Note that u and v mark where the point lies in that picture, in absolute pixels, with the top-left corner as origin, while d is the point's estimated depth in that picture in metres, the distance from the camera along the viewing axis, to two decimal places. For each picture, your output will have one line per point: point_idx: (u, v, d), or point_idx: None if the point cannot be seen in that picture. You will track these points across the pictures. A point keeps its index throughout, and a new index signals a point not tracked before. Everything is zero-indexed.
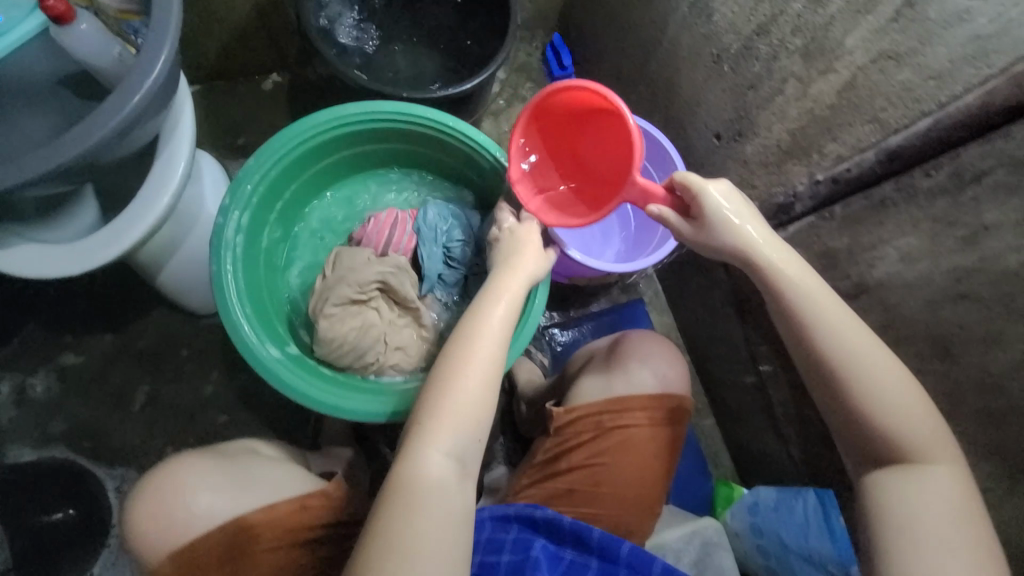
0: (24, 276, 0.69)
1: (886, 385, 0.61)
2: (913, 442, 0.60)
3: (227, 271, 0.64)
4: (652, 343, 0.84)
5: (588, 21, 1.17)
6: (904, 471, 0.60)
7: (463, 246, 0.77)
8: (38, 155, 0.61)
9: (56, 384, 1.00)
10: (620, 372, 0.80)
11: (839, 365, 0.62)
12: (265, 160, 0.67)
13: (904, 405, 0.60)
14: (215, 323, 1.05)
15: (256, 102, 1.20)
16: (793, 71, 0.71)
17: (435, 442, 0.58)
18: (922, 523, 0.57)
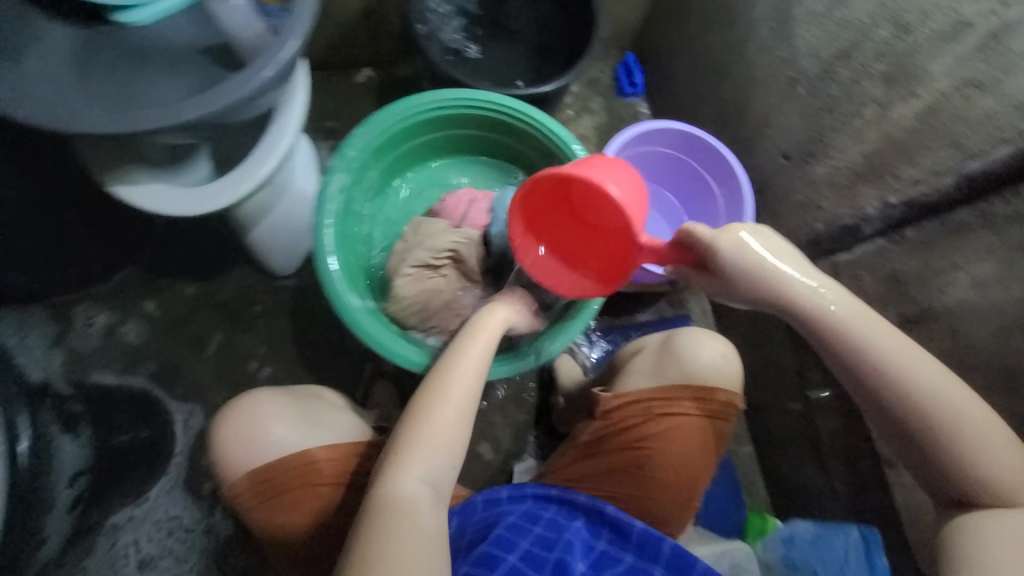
0: (148, 210, 0.77)
1: (962, 422, 0.57)
2: (1000, 479, 0.56)
3: (326, 224, 0.72)
4: (709, 338, 0.83)
5: (664, 43, 1.23)
6: (995, 514, 0.56)
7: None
8: (180, 106, 0.70)
9: (145, 321, 1.10)
10: (672, 363, 0.82)
11: (909, 403, 0.58)
12: (371, 131, 0.75)
13: (981, 445, 0.57)
14: (289, 286, 1.15)
15: (347, 93, 1.32)
16: (874, 96, 0.73)
17: (413, 463, 0.60)
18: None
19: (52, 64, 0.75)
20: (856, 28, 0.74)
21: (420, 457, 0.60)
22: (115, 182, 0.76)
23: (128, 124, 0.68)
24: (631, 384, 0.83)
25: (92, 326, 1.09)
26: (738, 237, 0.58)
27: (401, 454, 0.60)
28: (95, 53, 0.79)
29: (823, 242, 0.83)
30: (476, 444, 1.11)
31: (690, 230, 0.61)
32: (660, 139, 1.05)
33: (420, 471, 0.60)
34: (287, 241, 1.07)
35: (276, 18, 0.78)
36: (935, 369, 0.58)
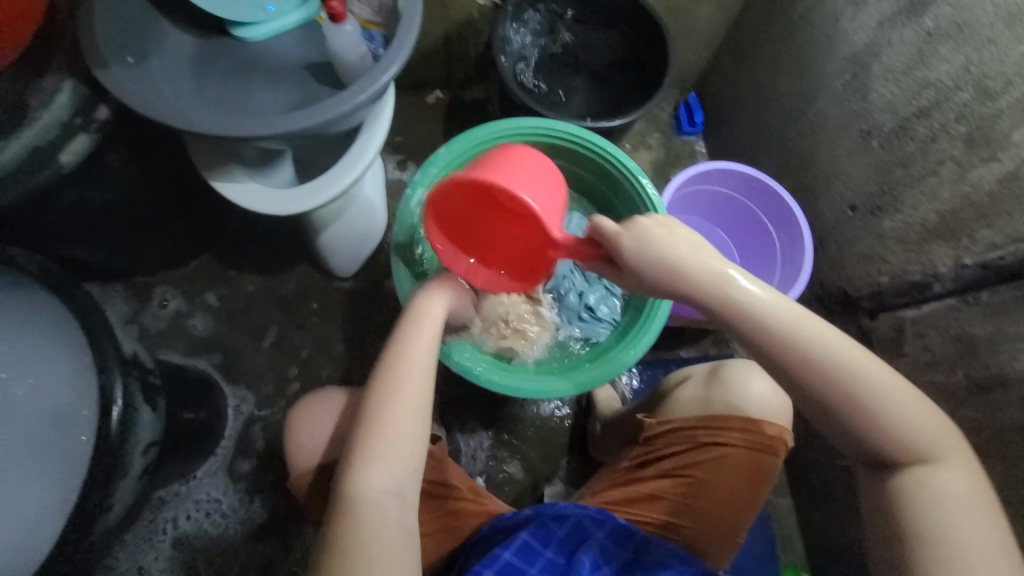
0: (241, 205, 0.83)
1: (876, 386, 0.55)
2: (910, 440, 0.55)
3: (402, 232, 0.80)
4: (757, 371, 0.83)
5: (729, 86, 1.26)
6: (919, 482, 0.55)
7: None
8: (284, 117, 0.77)
9: (211, 307, 1.17)
10: (719, 392, 0.82)
11: (824, 380, 0.55)
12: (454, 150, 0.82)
13: (890, 408, 0.55)
14: (346, 288, 1.20)
15: (418, 112, 1.40)
16: (952, 155, 0.73)
17: (377, 465, 0.56)
18: (954, 519, 0.53)
19: (175, 71, 0.84)
20: (936, 88, 0.74)
21: (382, 457, 0.56)
22: (216, 176, 0.82)
23: (237, 129, 0.75)
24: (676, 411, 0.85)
25: (165, 307, 1.16)
26: (638, 230, 0.57)
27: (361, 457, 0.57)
28: (211, 64, 0.88)
29: (886, 294, 0.85)
30: (508, 462, 1.11)
31: (596, 226, 0.58)
32: (722, 180, 1.05)
33: (383, 470, 0.56)
34: (353, 245, 1.14)
35: (380, 46, 0.86)
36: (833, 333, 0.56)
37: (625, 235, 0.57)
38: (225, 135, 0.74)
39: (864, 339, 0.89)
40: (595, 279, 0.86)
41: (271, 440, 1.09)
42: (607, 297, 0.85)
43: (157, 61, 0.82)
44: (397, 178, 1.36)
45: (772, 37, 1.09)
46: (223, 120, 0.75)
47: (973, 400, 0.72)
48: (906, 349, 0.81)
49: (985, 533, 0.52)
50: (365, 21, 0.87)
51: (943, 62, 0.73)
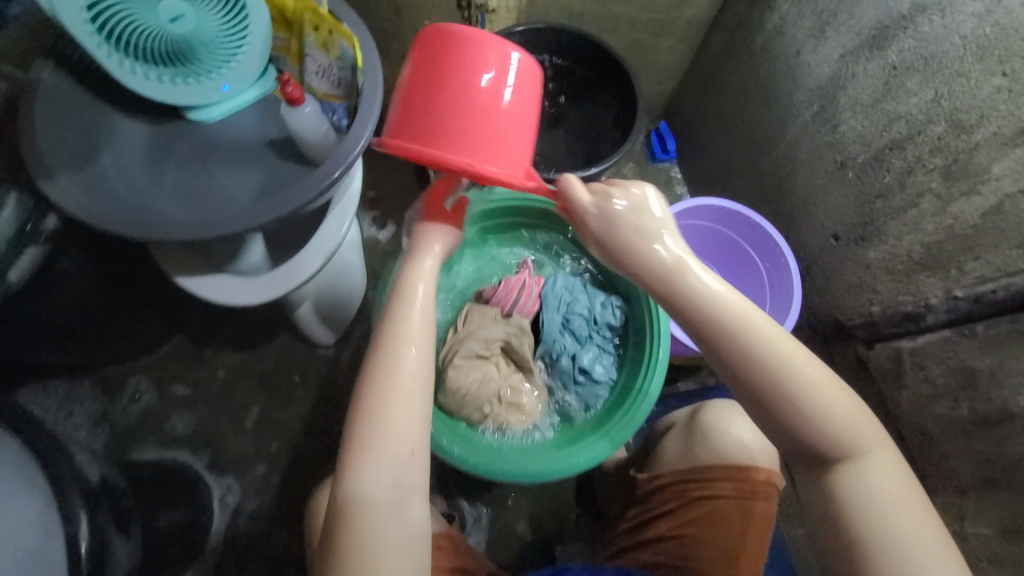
0: (208, 301, 0.80)
1: (808, 379, 0.50)
2: (841, 433, 0.50)
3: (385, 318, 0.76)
4: (736, 412, 0.81)
5: (698, 114, 1.25)
6: (853, 485, 0.50)
7: (582, 317, 0.79)
8: (254, 210, 0.75)
9: (187, 392, 1.11)
10: (701, 441, 0.79)
11: (756, 369, 0.50)
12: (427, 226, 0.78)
13: (825, 405, 0.50)
14: (329, 356, 1.16)
15: (389, 164, 1.37)
16: (932, 187, 0.72)
17: (374, 454, 0.53)
18: (898, 525, 0.48)
19: (130, 164, 0.80)
20: (907, 121, 0.74)
21: (379, 452, 0.53)
22: (181, 274, 0.79)
23: (207, 229, 0.73)
24: (664, 464, 0.81)
25: (137, 398, 1.10)
26: (604, 209, 0.57)
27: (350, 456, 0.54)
28: (169, 150, 0.84)
29: (880, 323, 0.83)
30: (513, 524, 1.06)
31: (562, 187, 0.60)
32: (703, 214, 1.04)
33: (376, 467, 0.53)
34: (332, 312, 1.10)
35: (343, 118, 0.84)
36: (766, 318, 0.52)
37: (593, 212, 0.58)
38: (194, 238, 0.72)
39: (863, 369, 0.88)
40: (586, 338, 0.79)
41: (260, 529, 1.04)
42: (601, 356, 0.79)
43: (108, 158, 0.78)
44: (372, 233, 1.32)
45: (735, 68, 1.09)
46: (193, 222, 0.73)
47: (979, 433, 0.71)
48: (907, 380, 0.80)
49: (929, 547, 0.48)
50: (325, 94, 0.85)
51: (912, 95, 0.73)
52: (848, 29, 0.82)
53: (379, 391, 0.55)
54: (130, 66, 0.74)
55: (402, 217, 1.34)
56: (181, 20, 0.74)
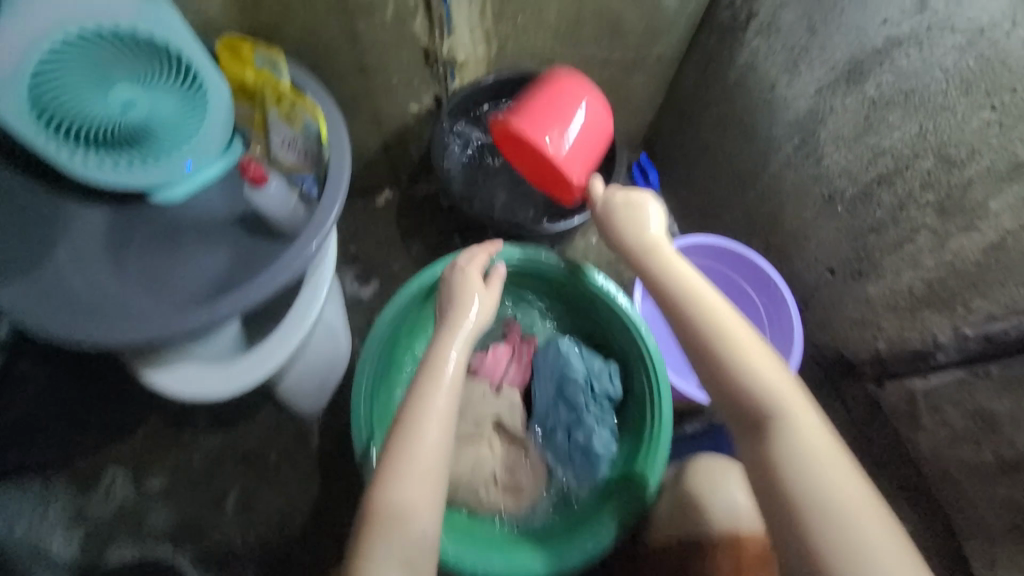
0: (180, 397, 0.74)
1: (745, 350, 0.59)
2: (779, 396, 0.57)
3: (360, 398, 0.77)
4: (728, 471, 0.75)
5: (677, 146, 1.24)
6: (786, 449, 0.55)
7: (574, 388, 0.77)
8: (214, 307, 0.70)
9: (165, 480, 1.05)
10: (684, 511, 0.74)
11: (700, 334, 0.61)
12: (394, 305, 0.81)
13: (762, 375, 0.58)
14: (315, 426, 1.11)
15: (368, 217, 1.34)
16: (926, 223, 0.70)
17: (405, 474, 0.55)
18: (826, 485, 0.52)
19: (87, 255, 0.76)
20: (893, 156, 0.72)
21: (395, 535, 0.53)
22: (150, 368, 0.73)
23: (161, 331, 0.68)
24: (655, 536, 0.77)
25: (113, 491, 1.04)
26: (619, 199, 0.74)
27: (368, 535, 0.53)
28: (131, 238, 0.80)
29: (889, 361, 0.79)
30: None
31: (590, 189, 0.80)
32: (692, 252, 1.01)
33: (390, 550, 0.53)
34: (315, 381, 1.04)
35: (312, 187, 0.82)
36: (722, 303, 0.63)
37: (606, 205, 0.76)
38: (144, 343, 0.67)
39: (876, 407, 0.84)
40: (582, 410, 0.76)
41: None
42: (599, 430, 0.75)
43: (63, 250, 0.75)
44: (355, 290, 1.28)
45: (711, 101, 1.07)
46: (146, 323, 0.68)
47: (1005, 479, 0.67)
48: (922, 421, 0.76)
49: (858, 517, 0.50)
50: (292, 165, 0.83)
51: (895, 129, 0.71)
52: (822, 63, 0.80)
53: (400, 467, 0.55)
54: (83, 159, 0.71)
55: (385, 271, 1.30)
56: (133, 106, 0.70)
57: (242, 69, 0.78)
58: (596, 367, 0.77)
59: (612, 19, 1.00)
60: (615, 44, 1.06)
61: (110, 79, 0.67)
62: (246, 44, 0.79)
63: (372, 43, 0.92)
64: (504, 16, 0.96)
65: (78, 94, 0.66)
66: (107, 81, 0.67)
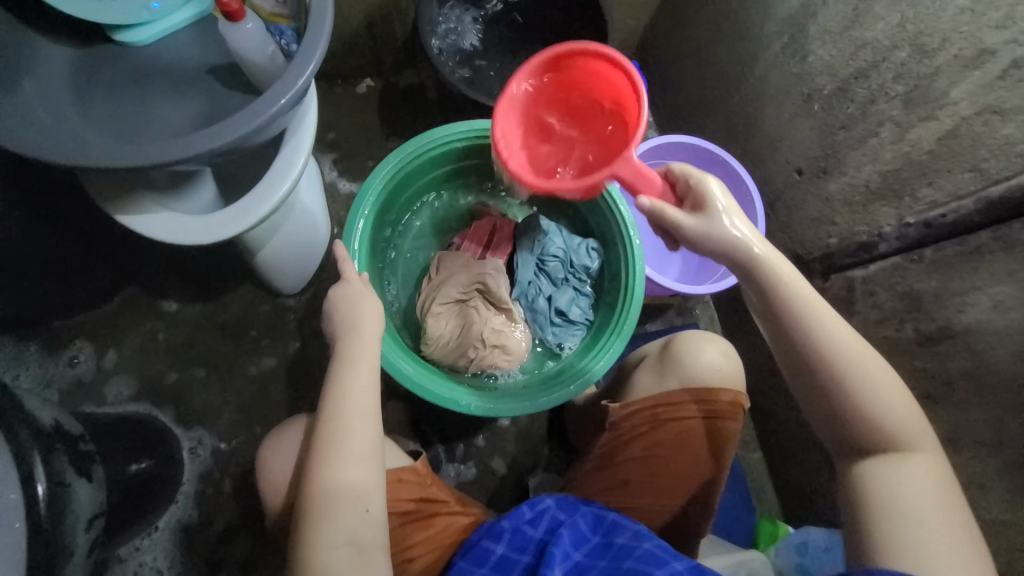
0: (156, 239, 0.75)
1: (864, 368, 0.61)
2: (894, 430, 0.60)
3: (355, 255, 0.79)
4: (705, 339, 0.82)
5: (667, 49, 1.21)
6: (890, 463, 0.60)
7: (557, 260, 0.88)
8: (183, 149, 0.67)
9: (142, 345, 1.09)
10: (676, 367, 0.80)
11: (828, 367, 0.61)
12: (386, 169, 0.80)
13: (871, 389, 0.60)
14: (292, 305, 1.15)
15: (347, 104, 1.29)
16: (892, 115, 0.74)
17: (335, 459, 0.62)
18: (924, 512, 0.57)
19: (54, 94, 0.73)
20: (873, 49, 0.74)
21: (332, 521, 0.60)
22: (121, 210, 0.74)
23: (126, 161, 0.65)
24: (636, 392, 0.81)
25: (79, 362, 1.08)
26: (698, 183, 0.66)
27: (309, 528, 0.59)
28: (96, 76, 0.76)
29: (837, 255, 0.86)
30: (490, 461, 1.09)
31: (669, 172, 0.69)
32: (672, 151, 1.05)
33: (337, 534, 0.59)
34: (296, 257, 1.06)
35: (291, 42, 0.78)
36: (852, 337, 0.62)
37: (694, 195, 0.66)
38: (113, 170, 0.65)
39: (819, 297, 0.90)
40: (563, 281, 0.88)
41: (234, 482, 1.05)
42: (577, 298, 0.87)
43: (29, 84, 0.71)
44: (333, 179, 1.25)
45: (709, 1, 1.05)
46: (108, 150, 0.65)
47: (920, 351, 0.75)
48: (857, 307, 0.83)
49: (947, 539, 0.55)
50: (270, 14, 0.78)
51: (879, 21, 0.73)
52: None
53: (328, 463, 0.62)
54: None
55: (365, 162, 1.26)
56: None
57: None
58: (575, 245, 0.89)
59: None
60: None
61: None
62: None
63: None
64: None
65: None
66: None
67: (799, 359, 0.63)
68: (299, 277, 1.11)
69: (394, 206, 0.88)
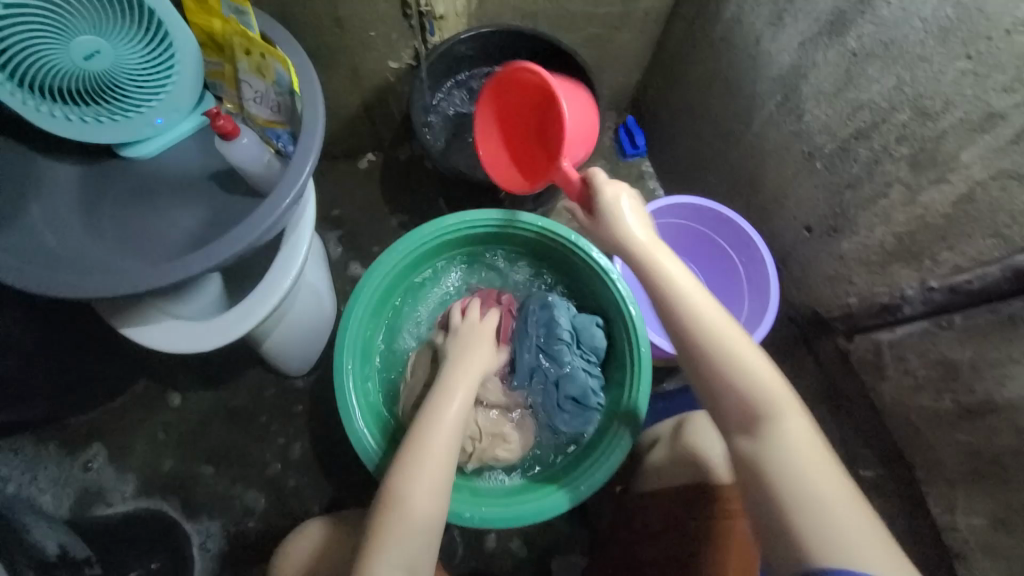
0: (159, 350, 0.76)
1: (743, 350, 0.59)
2: (774, 413, 0.57)
3: (347, 363, 0.77)
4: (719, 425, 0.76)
5: (662, 104, 1.21)
6: (772, 438, 0.56)
7: (562, 342, 0.83)
8: (183, 264, 0.68)
9: (154, 436, 1.09)
10: (687, 455, 0.75)
11: (704, 357, 0.60)
12: (378, 273, 0.80)
13: (753, 374, 0.58)
14: (301, 386, 1.14)
15: (351, 180, 1.31)
16: (900, 176, 0.71)
17: (420, 479, 0.61)
18: (821, 501, 0.52)
19: (61, 216, 0.75)
20: (871, 110, 0.72)
21: (423, 472, 0.62)
22: (125, 323, 0.75)
23: (123, 287, 0.66)
24: (650, 483, 0.79)
25: (92, 467, 1.07)
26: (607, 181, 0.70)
27: (400, 476, 0.62)
28: (103, 192, 0.79)
29: (858, 316, 0.81)
30: (508, 542, 1.03)
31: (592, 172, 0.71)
32: (673, 211, 1.02)
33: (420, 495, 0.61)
34: (301, 341, 1.06)
35: (288, 144, 0.81)
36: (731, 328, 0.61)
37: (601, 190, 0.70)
38: (113, 297, 0.65)
39: (845, 359, 0.85)
40: (571, 364, 0.83)
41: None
42: (589, 382, 0.82)
43: (37, 207, 0.75)
44: (340, 255, 1.26)
45: (698, 59, 1.04)
46: (111, 276, 0.66)
47: (964, 424, 0.69)
48: (887, 372, 0.78)
49: (829, 508, 0.52)
50: (265, 121, 0.81)
51: (874, 82, 0.71)
52: (806, 15, 0.79)
53: (436, 425, 0.65)
54: (50, 110, 0.71)
55: (370, 236, 1.28)
56: (96, 57, 0.69)
57: (209, 18, 0.75)
58: (577, 322, 0.84)
59: None
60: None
61: (72, 27, 0.66)
62: None
63: None
64: None
65: (41, 43, 0.65)
66: (69, 32, 0.66)
67: (683, 353, 0.62)
68: (306, 358, 1.10)
69: (388, 304, 0.87)
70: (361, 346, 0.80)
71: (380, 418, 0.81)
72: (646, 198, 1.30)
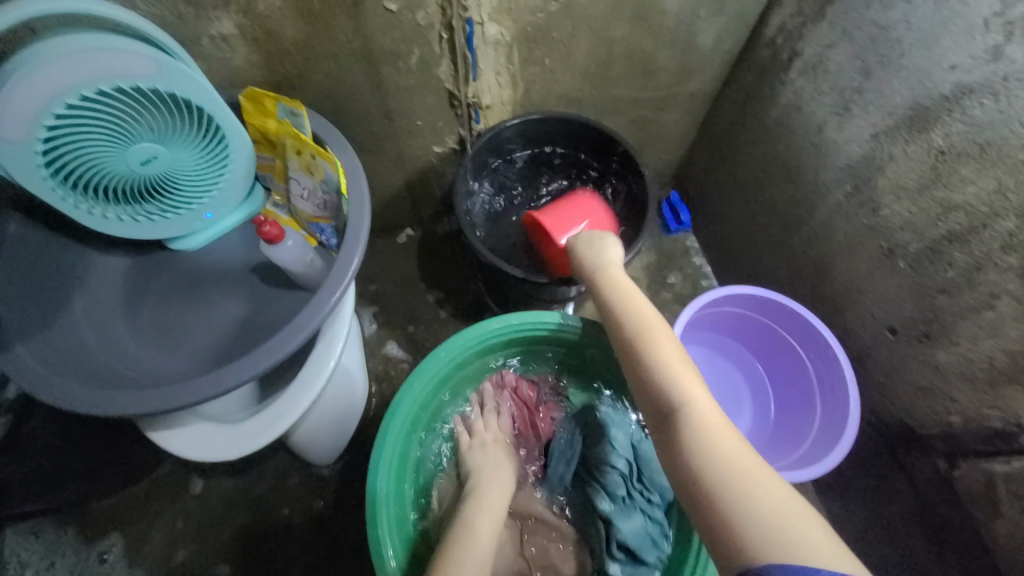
0: (186, 458, 0.72)
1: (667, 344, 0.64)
2: (693, 396, 0.58)
3: (380, 480, 0.71)
4: None
5: (708, 182, 1.16)
6: (689, 414, 0.57)
7: (619, 473, 0.78)
8: (220, 375, 0.64)
9: (174, 526, 1.04)
10: None
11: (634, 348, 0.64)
12: (420, 380, 0.76)
13: (675, 362, 0.61)
14: (328, 474, 1.08)
15: (388, 255, 1.31)
16: (1008, 288, 0.63)
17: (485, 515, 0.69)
18: (733, 467, 0.51)
19: (105, 314, 0.75)
20: (966, 213, 0.66)
21: (490, 509, 0.70)
22: (154, 427, 0.71)
23: (157, 402, 0.63)
24: None
25: (107, 560, 1.01)
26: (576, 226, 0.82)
27: (468, 512, 0.69)
28: (146, 287, 0.79)
29: (962, 438, 0.71)
30: None
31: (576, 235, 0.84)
32: (732, 301, 0.94)
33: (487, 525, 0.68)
34: (330, 430, 1.01)
35: (331, 239, 0.79)
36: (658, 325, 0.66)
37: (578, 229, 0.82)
38: (147, 415, 0.62)
39: (946, 484, 0.74)
40: (627, 501, 0.77)
41: None
42: (647, 527, 0.75)
43: (79, 304, 0.74)
44: (374, 332, 1.23)
45: (749, 141, 1.00)
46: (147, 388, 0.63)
47: None
48: (1003, 510, 0.67)
49: (736, 470, 0.51)
50: (311, 216, 0.81)
51: (969, 184, 0.65)
52: (878, 108, 0.74)
53: (490, 476, 0.75)
54: (103, 212, 0.70)
55: (405, 313, 1.25)
56: (153, 161, 0.69)
57: (265, 119, 0.77)
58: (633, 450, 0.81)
59: (644, 59, 0.95)
60: (647, 84, 1.00)
61: (131, 137, 0.66)
62: (268, 96, 0.76)
63: (395, 88, 0.89)
64: (531, 59, 0.91)
65: (100, 153, 0.65)
66: (127, 141, 0.66)
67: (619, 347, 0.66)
68: (335, 446, 1.05)
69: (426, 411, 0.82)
70: (397, 460, 0.74)
71: (411, 541, 0.73)
72: (692, 275, 1.23)
